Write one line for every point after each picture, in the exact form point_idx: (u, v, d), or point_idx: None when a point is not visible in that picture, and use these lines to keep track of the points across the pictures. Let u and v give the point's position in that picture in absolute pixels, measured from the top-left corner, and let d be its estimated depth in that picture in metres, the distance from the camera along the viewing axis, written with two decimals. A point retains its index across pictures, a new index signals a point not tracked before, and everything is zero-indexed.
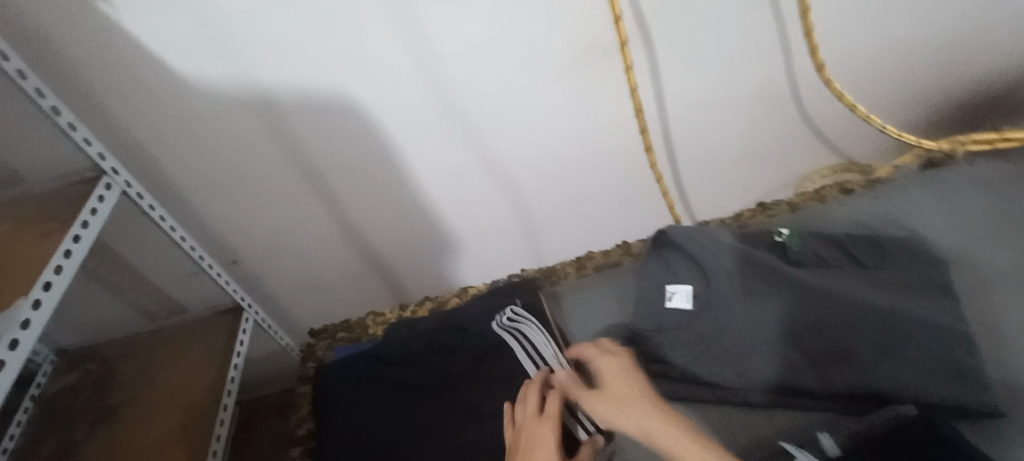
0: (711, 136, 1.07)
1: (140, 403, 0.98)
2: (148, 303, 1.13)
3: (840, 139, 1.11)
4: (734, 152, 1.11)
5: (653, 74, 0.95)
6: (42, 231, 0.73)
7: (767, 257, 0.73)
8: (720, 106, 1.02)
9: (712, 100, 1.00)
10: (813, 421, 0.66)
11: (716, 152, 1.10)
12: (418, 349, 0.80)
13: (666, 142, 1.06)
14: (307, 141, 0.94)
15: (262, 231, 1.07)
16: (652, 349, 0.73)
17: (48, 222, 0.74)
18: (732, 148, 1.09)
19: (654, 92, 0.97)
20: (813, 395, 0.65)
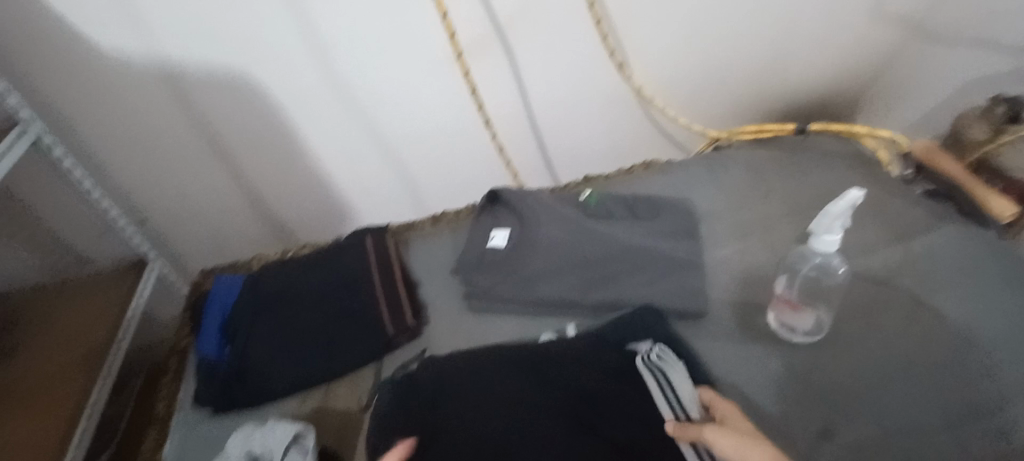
0: (571, 129, 1.25)
1: (39, 336, 1.06)
2: (55, 254, 1.22)
3: (678, 135, 1.33)
4: (593, 146, 1.30)
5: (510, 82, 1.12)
6: None
7: (568, 210, 0.92)
8: (575, 104, 1.20)
9: (564, 99, 1.19)
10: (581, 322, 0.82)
11: (577, 144, 1.28)
12: (278, 269, 0.89)
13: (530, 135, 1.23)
14: (211, 115, 1.06)
15: (169, 195, 1.17)
16: (470, 276, 0.88)
17: None
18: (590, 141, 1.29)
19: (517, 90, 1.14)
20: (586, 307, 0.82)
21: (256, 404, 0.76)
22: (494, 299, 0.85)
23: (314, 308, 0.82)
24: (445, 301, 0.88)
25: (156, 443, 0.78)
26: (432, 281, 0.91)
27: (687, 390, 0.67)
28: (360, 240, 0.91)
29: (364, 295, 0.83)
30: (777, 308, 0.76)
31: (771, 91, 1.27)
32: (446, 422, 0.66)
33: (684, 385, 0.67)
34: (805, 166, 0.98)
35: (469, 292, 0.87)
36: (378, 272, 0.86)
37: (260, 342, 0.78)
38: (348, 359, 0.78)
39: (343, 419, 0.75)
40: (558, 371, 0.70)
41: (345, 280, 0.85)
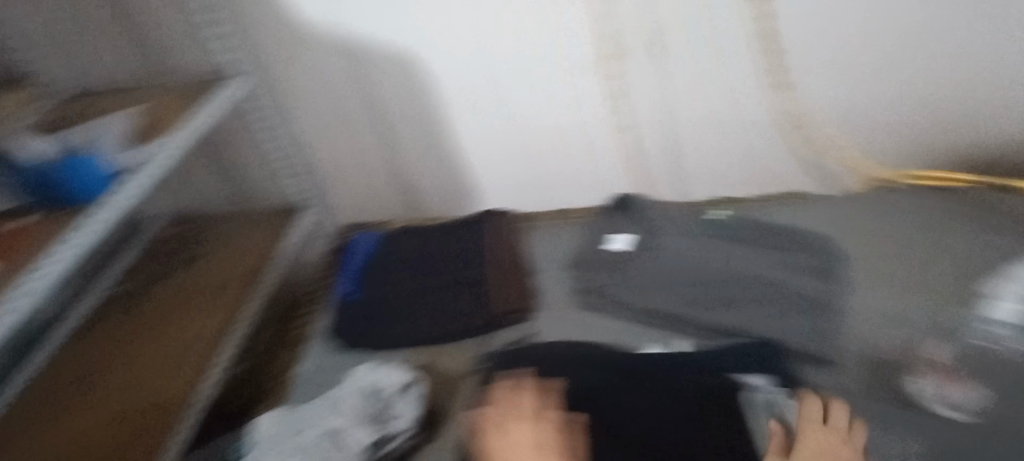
0: (716, 149, 1.17)
1: (213, 256, 1.24)
2: (230, 188, 1.41)
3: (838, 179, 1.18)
4: (737, 171, 1.20)
5: (659, 90, 1.11)
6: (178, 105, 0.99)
7: (696, 227, 0.90)
8: (724, 122, 1.14)
9: (713, 116, 1.13)
10: (698, 339, 0.77)
11: (719, 165, 1.19)
12: (413, 233, 0.98)
13: (671, 149, 1.17)
14: (379, 85, 1.16)
15: (326, 154, 1.27)
16: (585, 273, 0.89)
17: (187, 97, 1.01)
18: (735, 167, 1.19)
19: (662, 100, 1.12)
20: (706, 326, 0.78)
21: (375, 344, 0.84)
22: (606, 298, 0.85)
23: (441, 272, 0.89)
24: (557, 294, 0.89)
25: (289, 360, 0.88)
26: (548, 273, 0.92)
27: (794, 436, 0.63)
28: (490, 220, 0.97)
29: (486, 269, 0.89)
30: (933, 376, 0.67)
31: (961, 142, 1.11)
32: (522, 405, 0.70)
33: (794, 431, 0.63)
34: (992, 226, 0.85)
35: (584, 287, 0.88)
36: (499, 252, 0.92)
37: (388, 294, 0.88)
38: (458, 324, 0.83)
39: (444, 379, 0.79)
40: (643, 382, 0.70)
41: (471, 253, 0.92)
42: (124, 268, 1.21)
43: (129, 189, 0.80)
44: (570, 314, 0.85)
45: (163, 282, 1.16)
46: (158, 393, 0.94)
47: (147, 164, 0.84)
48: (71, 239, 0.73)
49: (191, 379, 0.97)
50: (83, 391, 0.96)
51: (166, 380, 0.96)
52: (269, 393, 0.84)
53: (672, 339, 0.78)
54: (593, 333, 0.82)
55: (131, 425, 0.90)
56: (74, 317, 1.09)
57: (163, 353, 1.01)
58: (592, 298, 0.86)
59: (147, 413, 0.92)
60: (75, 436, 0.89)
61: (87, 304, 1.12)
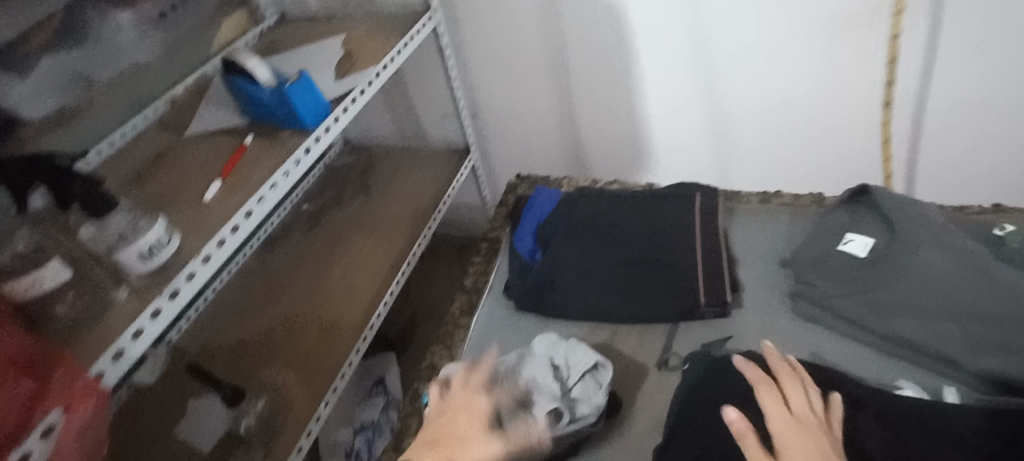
0: (984, 142, 0.92)
1: (388, 189, 1.31)
2: (406, 122, 1.46)
3: None
4: (1008, 170, 0.94)
5: (926, 64, 0.87)
6: (376, 48, 1.00)
7: (967, 241, 0.67)
8: (1005, 110, 0.88)
9: (997, 103, 0.88)
10: (957, 382, 0.63)
11: (981, 160, 0.95)
12: (595, 196, 0.90)
13: (914, 139, 0.95)
14: (569, 34, 1.08)
15: (505, 99, 1.25)
16: (806, 274, 0.74)
17: (386, 38, 1.02)
18: (1006, 166, 0.94)
19: (919, 78, 0.88)
20: (977, 377, 0.62)
21: (551, 313, 0.80)
22: (827, 311, 0.71)
23: (626, 247, 0.81)
24: (760, 291, 0.77)
25: (461, 308, 0.89)
26: (751, 265, 0.80)
27: None
28: (687, 194, 0.85)
29: (681, 251, 0.78)
30: None
31: None
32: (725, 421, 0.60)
33: None
34: None
35: (797, 292, 0.74)
36: (701, 234, 0.80)
37: (566, 263, 0.82)
38: (648, 307, 0.75)
39: (626, 363, 0.73)
40: (890, 436, 0.56)
41: (662, 230, 0.82)
42: (302, 196, 1.35)
43: (335, 121, 0.87)
44: (778, 318, 0.74)
45: (335, 214, 1.27)
46: (330, 318, 1.05)
47: (349, 100, 0.89)
48: (289, 166, 0.80)
49: (365, 311, 1.05)
50: (272, 304, 1.10)
51: (336, 307, 1.06)
52: (443, 338, 0.85)
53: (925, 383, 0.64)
54: (807, 348, 0.70)
55: (308, 341, 1.02)
56: (262, 238, 1.24)
57: (334, 280, 1.12)
58: (810, 307, 0.72)
59: (321, 334, 1.03)
60: (265, 344, 1.03)
61: (274, 227, 1.27)
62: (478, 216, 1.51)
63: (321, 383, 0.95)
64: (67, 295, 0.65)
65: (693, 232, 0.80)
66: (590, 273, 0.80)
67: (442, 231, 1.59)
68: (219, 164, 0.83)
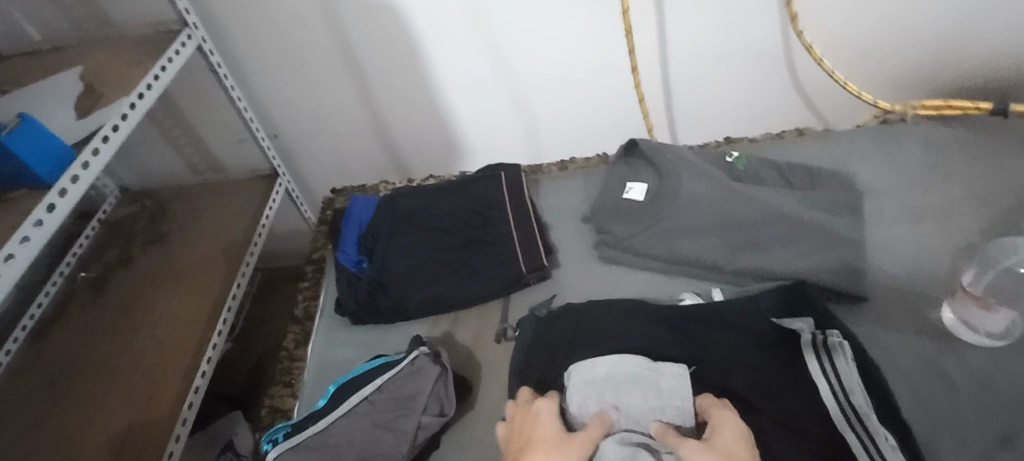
0: (712, 92, 1.12)
1: (189, 232, 1.15)
2: (195, 155, 1.30)
3: (834, 117, 1.16)
4: (733, 114, 1.17)
5: (661, 33, 1.03)
6: (125, 76, 0.86)
7: (710, 170, 0.84)
8: (721, 64, 1.08)
9: (715, 57, 1.07)
10: (724, 283, 0.78)
11: (714, 107, 1.15)
12: (411, 193, 0.91)
13: (666, 94, 1.12)
14: (355, 37, 1.06)
15: (304, 112, 1.18)
16: (605, 224, 0.85)
17: (137, 64, 0.88)
18: (732, 110, 1.16)
19: (659, 46, 1.05)
20: (737, 277, 0.77)
21: (388, 317, 0.79)
22: (623, 251, 0.82)
23: (448, 237, 0.83)
24: (573, 247, 0.86)
25: (295, 339, 0.83)
26: (562, 226, 0.89)
27: (860, 393, 0.60)
28: (497, 174, 0.90)
29: (498, 229, 0.83)
30: (966, 302, 0.67)
31: (967, 76, 1.07)
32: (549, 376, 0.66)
33: (854, 380, 0.61)
34: (1001, 153, 0.86)
35: (599, 241, 0.85)
36: (512, 209, 0.85)
37: (393, 264, 0.82)
38: (481, 287, 0.79)
39: (469, 344, 0.76)
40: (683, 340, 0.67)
41: (479, 211, 0.86)
42: (77, 263, 1.13)
43: (86, 167, 0.74)
44: (590, 266, 0.83)
45: (123, 274, 1.09)
46: (142, 390, 0.91)
47: (97, 140, 0.76)
48: (29, 231, 0.66)
49: (187, 371, 0.92)
50: (60, 394, 0.91)
51: (148, 375, 0.92)
52: (281, 376, 0.79)
53: (703, 290, 0.77)
54: (616, 283, 0.80)
55: (120, 424, 0.87)
56: (30, 323, 1.02)
57: (138, 346, 0.96)
58: (612, 251, 0.83)
59: (132, 410, 0.88)
60: (59, 442, 0.86)
61: (44, 307, 1.05)
62: (305, 240, 1.41)
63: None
64: None
65: (507, 207, 0.86)
66: (419, 268, 0.81)
67: (269, 264, 1.46)
68: None
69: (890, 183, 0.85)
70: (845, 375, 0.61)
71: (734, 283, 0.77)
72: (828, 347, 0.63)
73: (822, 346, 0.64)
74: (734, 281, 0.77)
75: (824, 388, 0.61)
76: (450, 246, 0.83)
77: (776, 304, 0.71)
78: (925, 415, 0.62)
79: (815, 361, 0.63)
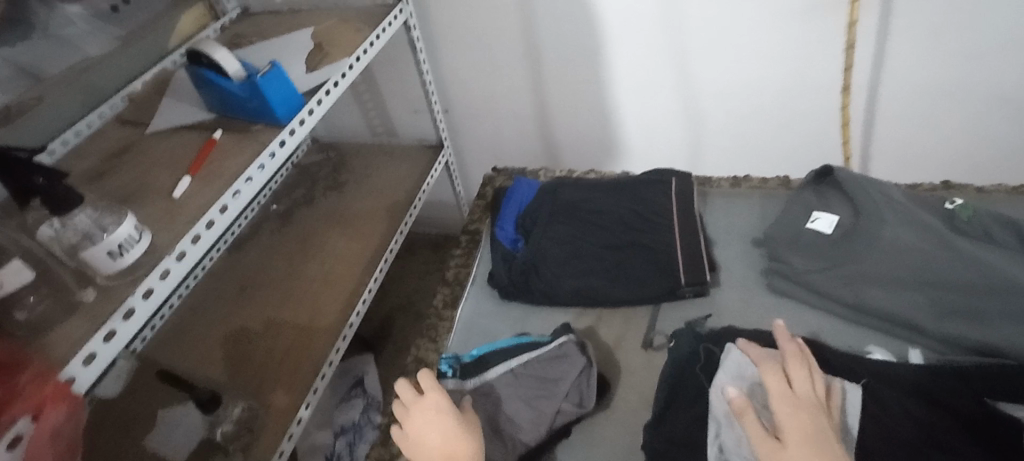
0: (926, 123, 0.98)
1: (361, 187, 1.28)
2: (376, 119, 1.44)
3: None
4: (944, 153, 1.01)
5: (878, 53, 0.92)
6: (348, 40, 0.97)
7: (923, 216, 0.73)
8: (944, 94, 0.94)
9: (941, 88, 0.93)
10: (920, 346, 0.68)
11: (923, 142, 1.01)
12: (574, 185, 0.91)
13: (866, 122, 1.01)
14: (543, 27, 1.09)
15: (479, 91, 1.25)
16: (781, 252, 0.77)
17: (357, 31, 0.99)
18: (945, 147, 1.01)
19: (872, 67, 0.94)
20: (941, 344, 0.66)
21: (535, 299, 0.81)
22: (795, 284, 0.75)
23: (606, 234, 0.83)
24: (736, 269, 0.81)
25: (444, 301, 0.88)
26: (727, 245, 0.83)
27: None
28: (666, 180, 0.87)
29: (661, 235, 0.81)
30: None
31: None
32: (699, 398, 0.62)
33: None
34: None
35: (770, 268, 0.78)
36: (677, 218, 0.82)
37: (548, 249, 0.83)
38: (633, 290, 0.77)
39: (611, 344, 0.75)
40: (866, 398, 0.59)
41: (641, 214, 0.84)
42: (270, 197, 1.31)
43: (309, 113, 0.85)
44: (755, 293, 0.77)
45: (304, 214, 1.24)
46: (305, 317, 1.02)
47: (321, 91, 0.87)
48: (264, 160, 0.78)
49: (343, 309, 1.02)
50: (244, 305, 1.07)
51: (312, 305, 1.04)
52: (428, 331, 0.84)
53: (893, 350, 0.68)
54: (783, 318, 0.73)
55: (286, 340, 0.99)
56: (229, 240, 1.20)
57: (308, 278, 1.09)
58: (784, 283, 0.76)
59: (296, 331, 1.00)
60: (239, 347, 1.00)
61: (242, 228, 1.23)
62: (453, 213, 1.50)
63: (301, 382, 0.93)
64: (26, 301, 0.62)
65: (672, 215, 0.83)
66: (572, 259, 0.81)
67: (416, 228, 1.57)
68: (188, 159, 0.79)
69: None
70: None
71: (933, 348, 0.67)
72: None
73: None
74: (937, 347, 0.67)
75: None
76: (607, 242, 0.82)
77: (994, 384, 0.60)
78: None
79: None
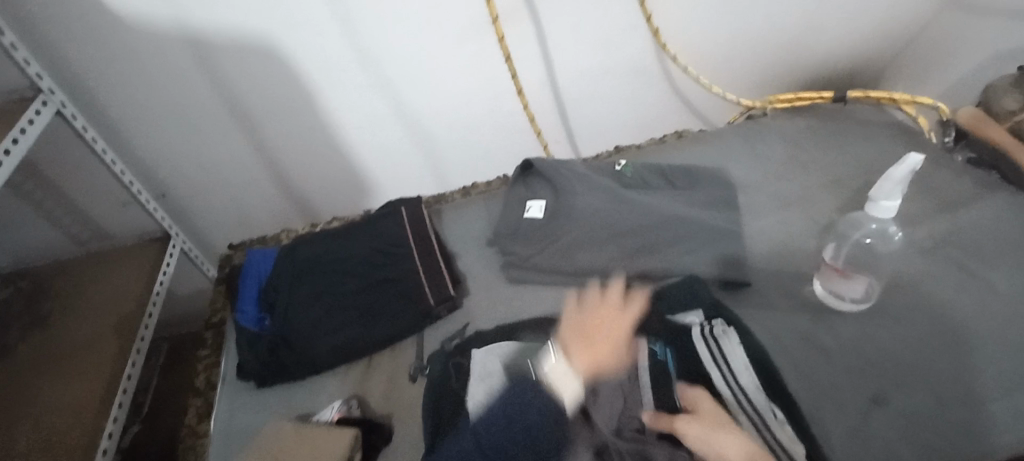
0: (600, 103, 1.19)
1: (70, 312, 1.04)
2: (72, 226, 1.19)
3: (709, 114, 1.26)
4: (621, 123, 1.24)
5: (546, 56, 1.08)
6: None
7: (602, 182, 0.88)
8: (604, 79, 1.15)
9: (600, 74, 1.14)
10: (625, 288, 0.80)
11: (603, 118, 1.22)
12: (311, 240, 0.88)
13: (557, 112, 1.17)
14: (233, 87, 1.01)
15: (192, 167, 1.11)
16: (509, 246, 0.86)
17: None
18: (619, 119, 1.23)
19: (545, 66, 1.09)
20: (638, 280, 0.80)
21: (295, 373, 0.76)
22: (524, 268, 0.84)
23: (352, 281, 0.82)
24: (481, 272, 0.87)
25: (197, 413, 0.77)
26: (469, 253, 0.90)
27: (746, 376, 0.65)
28: (398, 210, 0.90)
29: (404, 264, 0.83)
30: (827, 276, 0.76)
31: (809, 72, 1.21)
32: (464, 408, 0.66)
33: (739, 361, 0.66)
34: (840, 136, 0.97)
35: (506, 262, 0.86)
36: (416, 243, 0.85)
37: (295, 317, 0.79)
38: (389, 327, 0.78)
39: (384, 387, 0.75)
40: None
41: (382, 250, 0.85)
42: None
43: None
44: (500, 289, 0.85)
45: None
46: None
47: None
48: None
49: None
50: None
51: None
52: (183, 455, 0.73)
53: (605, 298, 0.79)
54: (527, 303, 0.82)
55: None
56: None
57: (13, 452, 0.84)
58: (518, 271, 0.85)
59: None
60: None
61: None
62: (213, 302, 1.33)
63: None
64: None
65: (411, 242, 0.85)
66: (323, 318, 0.78)
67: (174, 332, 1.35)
68: None
69: (757, 177, 0.93)
70: (732, 361, 0.65)
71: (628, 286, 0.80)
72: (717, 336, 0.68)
73: (709, 334, 0.68)
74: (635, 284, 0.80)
75: (718, 376, 0.65)
76: (354, 289, 0.81)
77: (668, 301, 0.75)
78: (809, 384, 0.68)
79: (705, 348, 0.67)
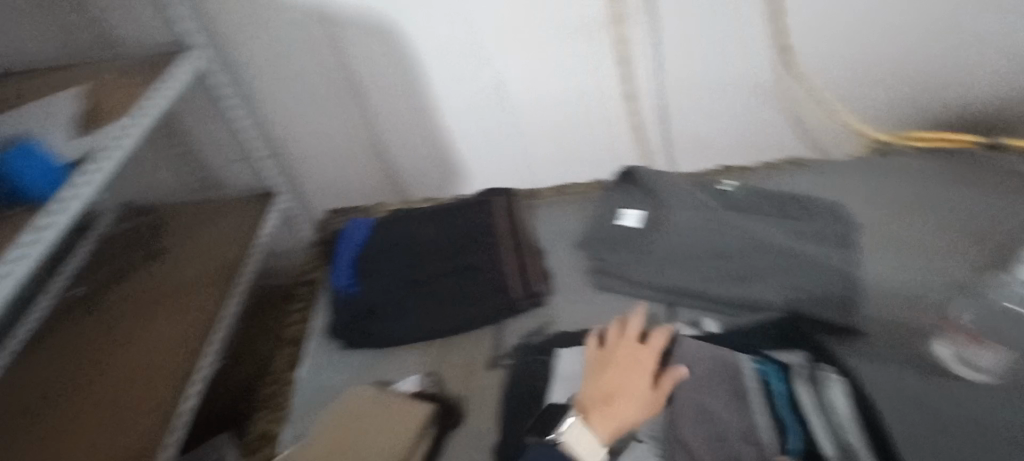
0: (709, 119, 1.13)
1: (185, 250, 1.14)
2: (194, 174, 1.30)
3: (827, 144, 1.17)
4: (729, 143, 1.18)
5: (658, 63, 1.05)
6: (130, 94, 0.87)
7: (706, 199, 0.84)
8: (717, 93, 1.10)
9: (712, 89, 1.09)
10: (719, 313, 0.77)
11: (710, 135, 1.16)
12: (408, 217, 0.91)
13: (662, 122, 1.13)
14: (356, 61, 1.07)
15: (304, 132, 1.19)
16: (600, 251, 0.84)
17: (142, 85, 0.89)
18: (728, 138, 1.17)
19: (656, 73, 1.07)
20: (735, 308, 0.76)
21: (377, 340, 0.79)
22: (614, 277, 0.82)
23: (442, 262, 0.83)
24: (567, 274, 0.86)
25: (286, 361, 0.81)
26: (557, 253, 0.89)
27: (851, 430, 0.60)
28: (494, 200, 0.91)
29: (494, 253, 0.83)
30: (958, 341, 0.67)
31: (952, 111, 1.09)
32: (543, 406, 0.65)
33: (845, 415, 0.61)
34: (986, 184, 0.87)
35: (595, 268, 0.84)
36: (508, 235, 0.85)
37: (385, 287, 0.81)
38: (472, 312, 0.79)
39: (461, 370, 0.75)
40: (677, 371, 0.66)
41: (473, 236, 0.86)
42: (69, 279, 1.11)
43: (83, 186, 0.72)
44: (586, 294, 0.83)
45: (116, 292, 1.06)
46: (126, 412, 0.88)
47: (96, 159, 0.75)
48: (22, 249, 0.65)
49: (175, 393, 0.89)
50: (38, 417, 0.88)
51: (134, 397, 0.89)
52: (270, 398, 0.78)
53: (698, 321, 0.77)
54: (612, 312, 0.80)
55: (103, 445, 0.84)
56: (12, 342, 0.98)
57: (125, 367, 0.93)
58: (607, 278, 0.82)
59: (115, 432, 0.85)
60: None
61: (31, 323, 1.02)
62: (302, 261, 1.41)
63: None
64: None
65: (503, 233, 0.86)
66: (410, 292, 0.81)
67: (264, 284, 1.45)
68: None
69: (880, 217, 0.85)
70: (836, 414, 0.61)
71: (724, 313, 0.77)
72: (822, 384, 0.64)
73: (813, 381, 0.64)
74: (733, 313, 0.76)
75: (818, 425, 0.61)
76: (443, 270, 0.82)
77: (768, 337, 0.71)
78: None
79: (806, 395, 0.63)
